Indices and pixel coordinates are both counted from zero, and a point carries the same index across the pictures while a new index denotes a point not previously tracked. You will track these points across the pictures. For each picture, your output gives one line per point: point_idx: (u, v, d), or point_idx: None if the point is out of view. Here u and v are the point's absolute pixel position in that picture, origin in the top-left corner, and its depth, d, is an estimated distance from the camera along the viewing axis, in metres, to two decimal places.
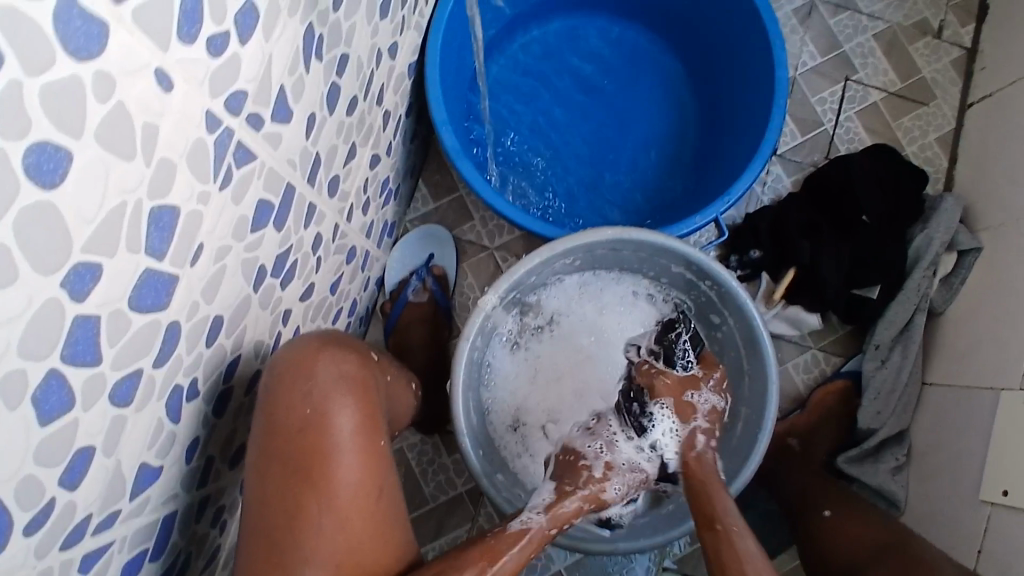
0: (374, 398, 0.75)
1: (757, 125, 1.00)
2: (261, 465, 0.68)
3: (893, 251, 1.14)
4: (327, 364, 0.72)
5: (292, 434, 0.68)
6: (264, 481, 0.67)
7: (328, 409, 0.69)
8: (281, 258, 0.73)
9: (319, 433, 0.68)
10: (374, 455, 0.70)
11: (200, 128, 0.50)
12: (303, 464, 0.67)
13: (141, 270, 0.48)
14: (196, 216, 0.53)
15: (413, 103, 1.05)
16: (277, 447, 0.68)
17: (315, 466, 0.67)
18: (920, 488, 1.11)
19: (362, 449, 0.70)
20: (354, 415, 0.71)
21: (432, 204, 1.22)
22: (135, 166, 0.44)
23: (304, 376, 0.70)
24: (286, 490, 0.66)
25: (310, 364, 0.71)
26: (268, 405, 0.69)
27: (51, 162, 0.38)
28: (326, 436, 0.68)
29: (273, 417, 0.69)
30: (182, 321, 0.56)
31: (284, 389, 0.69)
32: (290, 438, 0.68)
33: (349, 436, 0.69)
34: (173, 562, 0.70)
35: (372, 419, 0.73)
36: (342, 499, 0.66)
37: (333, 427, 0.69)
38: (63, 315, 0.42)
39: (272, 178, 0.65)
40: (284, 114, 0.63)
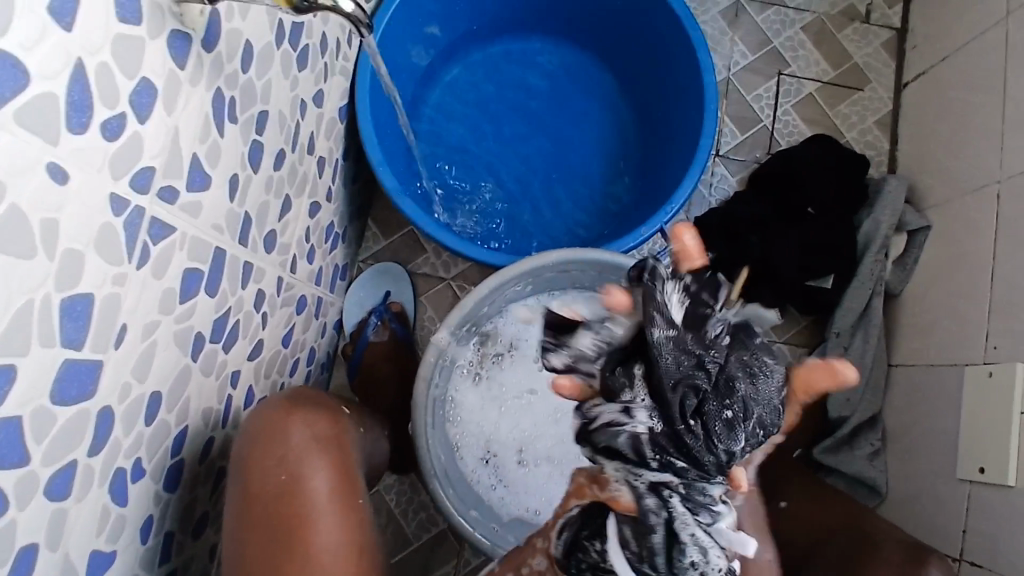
0: (349, 456, 0.76)
1: (692, 131, 1.00)
2: (237, 535, 0.67)
3: (841, 238, 1.15)
4: (297, 426, 0.73)
5: (269, 500, 0.68)
6: (241, 552, 0.66)
7: (303, 471, 0.70)
8: (220, 322, 0.72)
9: (295, 496, 0.68)
10: (352, 512, 0.71)
11: (105, 212, 0.50)
12: (282, 529, 0.67)
13: (60, 363, 0.48)
14: (113, 299, 0.52)
15: (350, 146, 1.05)
16: (254, 514, 0.68)
17: (296, 530, 0.67)
18: (899, 471, 1.12)
19: (340, 507, 0.70)
20: (330, 475, 0.71)
21: (384, 241, 1.21)
22: (37, 263, 0.44)
23: (276, 440, 0.71)
24: (266, 557, 0.66)
25: (282, 428, 0.72)
26: (242, 472, 0.69)
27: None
28: (305, 499, 0.68)
29: (248, 485, 0.69)
30: (114, 405, 0.55)
31: (258, 455, 0.70)
32: (266, 504, 0.68)
33: (326, 497, 0.70)
34: None
35: (348, 477, 0.73)
36: (325, 560, 0.66)
37: (309, 488, 0.69)
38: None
39: (197, 246, 0.64)
40: (200, 181, 0.63)
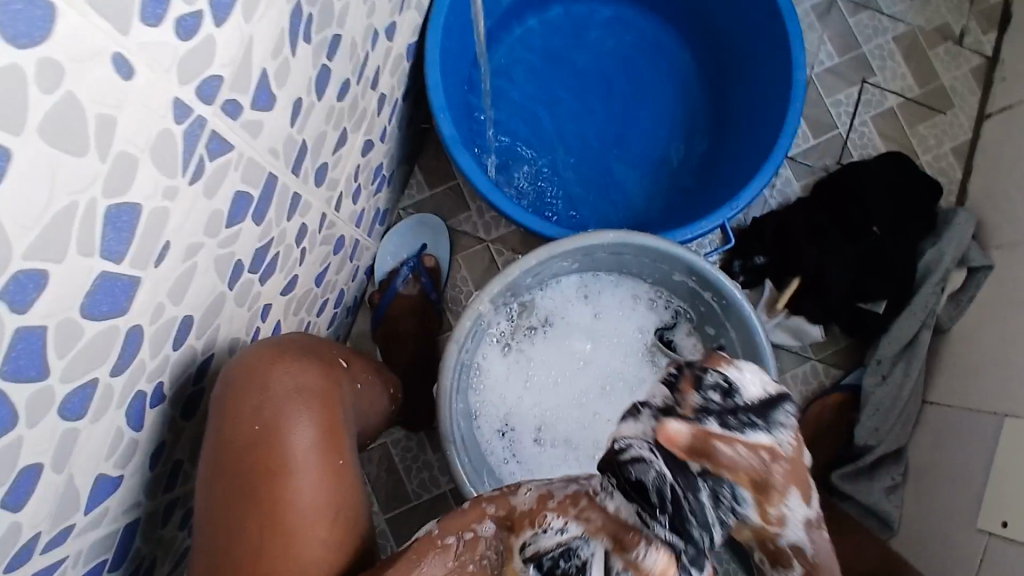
0: (338, 408, 0.69)
1: (771, 127, 0.95)
2: (208, 481, 0.63)
3: (901, 263, 1.09)
4: (281, 373, 0.66)
5: (244, 448, 0.62)
6: (210, 500, 0.62)
7: (283, 422, 0.63)
8: (261, 251, 0.69)
9: (268, 448, 0.62)
10: (332, 471, 0.64)
11: (165, 118, 0.45)
12: (250, 483, 0.61)
13: (96, 274, 0.44)
14: (161, 213, 0.48)
15: (411, 87, 1.00)
16: (227, 461, 0.62)
17: (268, 484, 0.61)
18: (914, 509, 1.08)
19: (319, 465, 0.64)
20: (311, 428, 0.65)
21: (428, 191, 1.17)
22: (87, 162, 0.40)
23: (257, 386, 0.65)
24: (237, 508, 0.61)
25: (265, 374, 0.66)
26: (220, 415, 0.64)
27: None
28: (281, 452, 0.62)
29: (224, 429, 0.64)
30: (146, 324, 0.52)
31: (234, 400, 0.64)
32: (237, 453, 0.62)
33: (304, 452, 0.63)
34: (136, 568, 0.66)
35: (333, 432, 0.66)
36: (292, 522, 0.61)
37: (285, 442, 0.63)
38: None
39: (251, 169, 0.60)
40: (265, 100, 0.58)
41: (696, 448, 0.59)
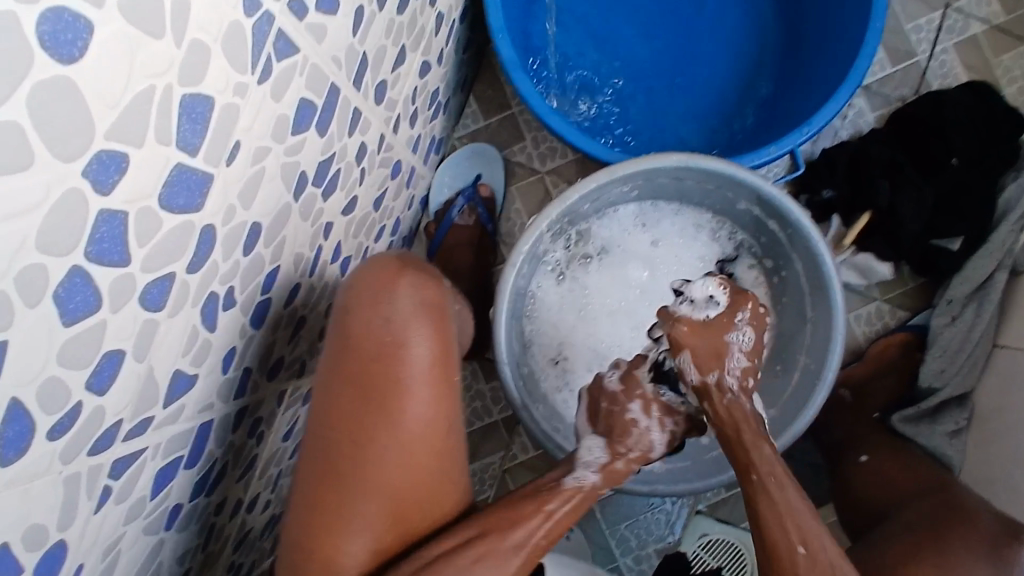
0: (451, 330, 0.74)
1: (848, 48, 0.89)
2: (331, 378, 0.68)
3: (981, 199, 1.03)
4: (412, 288, 0.71)
5: (370, 356, 0.68)
6: (333, 396, 0.68)
7: (406, 337, 0.68)
8: (323, 166, 0.69)
9: (393, 358, 0.68)
10: (446, 389, 0.70)
11: (236, 9, 0.45)
12: (374, 388, 0.67)
13: (172, 166, 0.44)
14: (232, 110, 0.48)
15: (468, 9, 0.97)
16: (354, 363, 0.68)
17: (385, 394, 0.67)
18: (979, 455, 1.03)
19: (435, 381, 0.69)
20: (432, 346, 0.70)
21: (483, 122, 1.15)
22: (163, 46, 0.40)
23: (385, 300, 0.69)
24: (358, 409, 0.67)
25: (393, 286, 0.70)
26: (345, 319, 0.69)
27: (68, 32, 0.34)
28: (401, 364, 0.68)
29: (348, 331, 0.69)
30: (218, 225, 0.53)
31: (364, 307, 0.69)
32: (364, 358, 0.68)
33: (426, 367, 0.69)
34: (209, 470, 0.69)
35: (448, 351, 0.72)
36: (411, 427, 0.67)
37: (410, 354, 0.68)
38: (85, 207, 0.38)
39: (315, 75, 0.60)
40: (329, 3, 0.57)
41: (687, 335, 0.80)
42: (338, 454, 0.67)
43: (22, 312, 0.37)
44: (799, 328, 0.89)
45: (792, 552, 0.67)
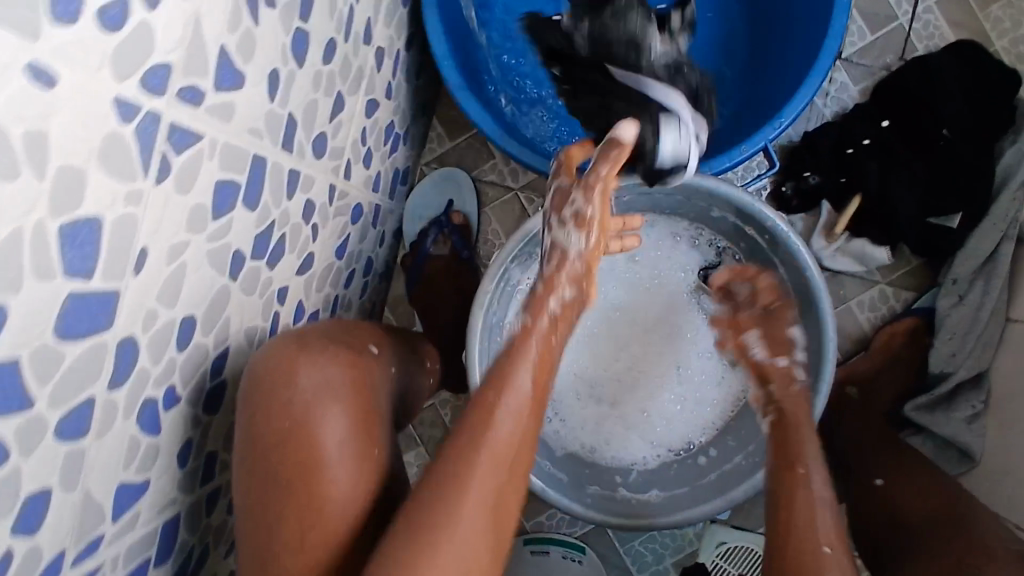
0: (368, 397, 0.69)
1: (812, 38, 0.85)
2: (245, 485, 0.62)
3: (978, 172, 0.97)
4: (315, 365, 0.66)
5: (279, 448, 0.62)
6: (250, 503, 0.62)
7: (315, 418, 0.63)
8: (262, 236, 0.66)
9: (306, 445, 0.62)
10: (369, 461, 0.65)
11: (110, 120, 0.42)
12: (292, 481, 0.62)
13: (64, 297, 0.42)
14: (130, 219, 0.46)
15: (413, 34, 0.93)
16: (264, 460, 0.62)
17: (303, 484, 0.62)
18: (999, 439, 1.00)
19: (357, 455, 0.64)
20: (345, 419, 0.65)
21: (448, 143, 1.11)
22: (23, 184, 0.37)
23: (285, 386, 0.64)
24: (278, 508, 0.61)
25: (291, 370, 0.65)
26: (247, 417, 0.63)
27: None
28: (315, 447, 0.62)
29: (252, 429, 0.63)
30: (138, 334, 0.50)
31: (263, 398, 0.63)
32: (275, 452, 0.62)
33: (342, 446, 0.63)
34: (187, 558, 0.68)
35: (365, 421, 0.67)
36: (339, 513, 0.62)
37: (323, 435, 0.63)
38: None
39: (230, 154, 0.57)
40: (232, 79, 0.54)
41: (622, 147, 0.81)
42: (270, 564, 0.61)
43: None
44: None
45: (815, 550, 0.65)
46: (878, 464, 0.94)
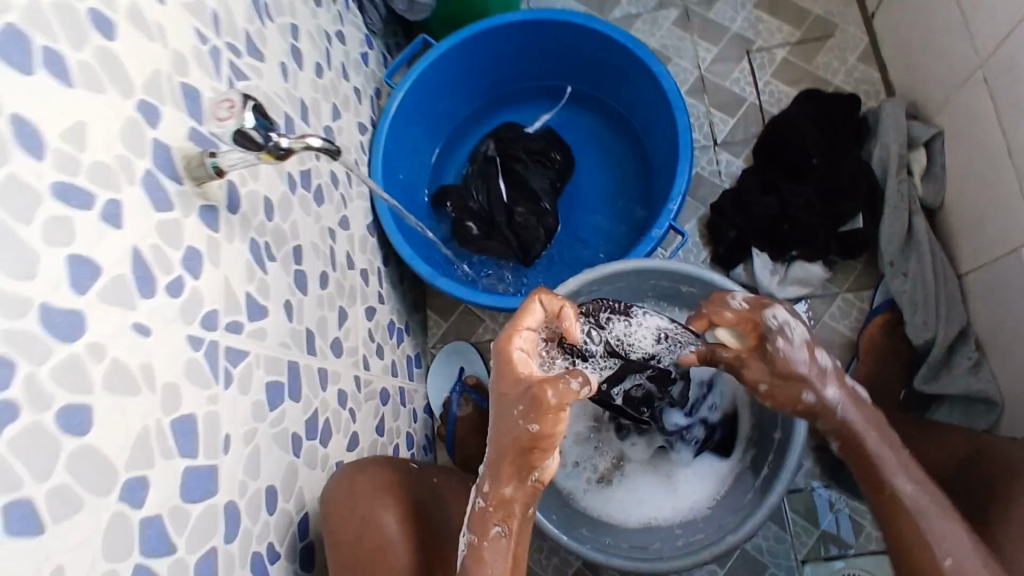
0: (407, 488, 0.83)
1: (672, 149, 1.17)
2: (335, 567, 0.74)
3: (857, 175, 1.18)
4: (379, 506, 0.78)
5: (354, 540, 0.75)
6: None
7: (376, 513, 0.77)
8: (311, 422, 0.86)
9: (374, 534, 0.76)
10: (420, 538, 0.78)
11: (188, 351, 0.64)
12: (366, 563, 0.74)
13: (182, 471, 0.62)
14: (214, 415, 0.67)
15: (386, 254, 1.21)
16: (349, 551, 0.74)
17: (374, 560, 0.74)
18: (1007, 375, 1.06)
19: (411, 536, 0.77)
20: (396, 511, 0.78)
21: (445, 323, 1.36)
22: (143, 398, 0.58)
23: (349, 493, 0.77)
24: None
25: (350, 487, 0.78)
26: (329, 523, 0.75)
27: (4, 417, 0.45)
28: (375, 531, 0.76)
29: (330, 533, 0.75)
30: (237, 500, 0.69)
31: (335, 510, 0.76)
32: (353, 540, 0.75)
33: (399, 531, 0.77)
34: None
35: (411, 512, 0.80)
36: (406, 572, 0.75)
37: (383, 526, 0.77)
38: (41, 547, 0.48)
39: (272, 363, 0.79)
40: (261, 311, 0.78)
41: (532, 212, 1.25)
42: None
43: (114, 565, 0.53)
44: None
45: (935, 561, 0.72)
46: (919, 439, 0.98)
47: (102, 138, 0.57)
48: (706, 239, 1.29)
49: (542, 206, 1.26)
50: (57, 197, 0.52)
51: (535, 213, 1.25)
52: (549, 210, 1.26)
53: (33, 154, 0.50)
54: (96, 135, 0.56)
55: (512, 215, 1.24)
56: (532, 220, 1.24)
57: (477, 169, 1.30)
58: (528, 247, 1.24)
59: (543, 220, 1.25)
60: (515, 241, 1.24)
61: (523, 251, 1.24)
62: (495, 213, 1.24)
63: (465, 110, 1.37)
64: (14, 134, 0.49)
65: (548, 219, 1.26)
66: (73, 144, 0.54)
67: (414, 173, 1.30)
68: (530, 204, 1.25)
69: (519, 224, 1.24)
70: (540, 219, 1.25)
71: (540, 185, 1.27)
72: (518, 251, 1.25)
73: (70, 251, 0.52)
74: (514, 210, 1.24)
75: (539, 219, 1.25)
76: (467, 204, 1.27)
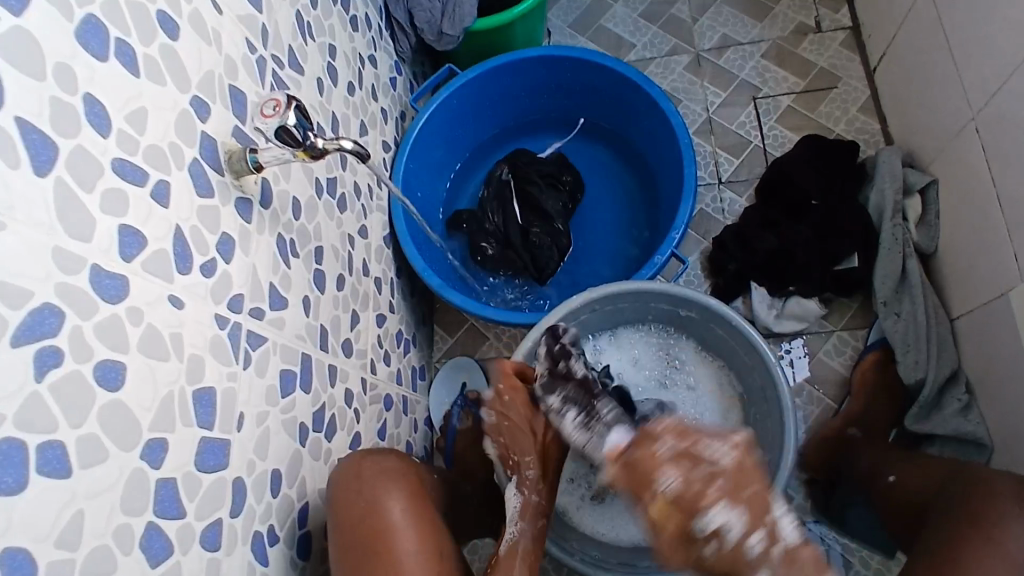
0: (416, 485, 0.85)
1: (678, 182, 1.22)
2: (339, 553, 0.75)
3: (854, 216, 1.23)
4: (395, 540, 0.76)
5: (357, 521, 0.77)
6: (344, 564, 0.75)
7: (381, 499, 0.79)
8: (318, 414, 0.89)
9: (377, 517, 0.77)
10: (425, 526, 0.79)
11: (213, 327, 0.68)
12: (370, 544, 0.75)
13: (199, 439, 0.65)
14: (231, 391, 0.70)
15: (399, 267, 1.26)
16: (352, 531, 0.76)
17: (378, 543, 0.75)
18: (995, 417, 1.09)
19: (415, 522, 0.79)
20: (402, 499, 0.80)
21: (450, 339, 1.40)
22: (170, 364, 0.62)
23: (356, 477, 0.80)
24: (368, 564, 0.74)
25: (358, 470, 0.81)
26: (335, 506, 0.78)
27: (49, 362, 0.49)
28: (380, 515, 0.77)
29: (337, 516, 0.77)
30: (245, 477, 0.71)
31: (341, 493, 0.79)
32: (356, 522, 0.76)
33: (403, 516, 0.78)
34: None
35: (418, 503, 0.82)
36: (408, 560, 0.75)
37: (387, 510, 0.78)
38: (69, 491, 0.50)
39: (287, 352, 0.83)
40: (280, 302, 0.82)
41: (543, 234, 1.30)
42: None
43: (133, 517, 0.56)
44: (755, 380, 1.04)
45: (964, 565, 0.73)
46: (895, 462, 1.00)
47: (158, 126, 0.64)
48: (707, 271, 1.34)
49: (553, 229, 1.31)
50: (116, 172, 0.58)
51: (543, 234, 1.29)
52: (559, 233, 1.31)
53: (99, 131, 0.56)
54: (154, 123, 0.63)
55: (523, 237, 1.29)
56: (542, 241, 1.28)
57: (492, 190, 1.35)
58: (541, 267, 1.29)
59: (555, 242, 1.30)
60: (526, 260, 1.29)
61: (535, 270, 1.29)
62: (507, 233, 1.30)
63: (484, 136, 1.43)
64: (85, 112, 0.55)
65: (559, 242, 1.30)
66: (134, 127, 0.60)
67: (431, 193, 1.36)
68: (542, 226, 1.30)
69: (530, 244, 1.28)
70: (550, 240, 1.29)
71: (553, 209, 1.31)
72: (532, 269, 1.29)
73: (123, 220, 0.58)
74: (526, 231, 1.29)
75: (550, 241, 1.29)
76: (481, 223, 1.32)
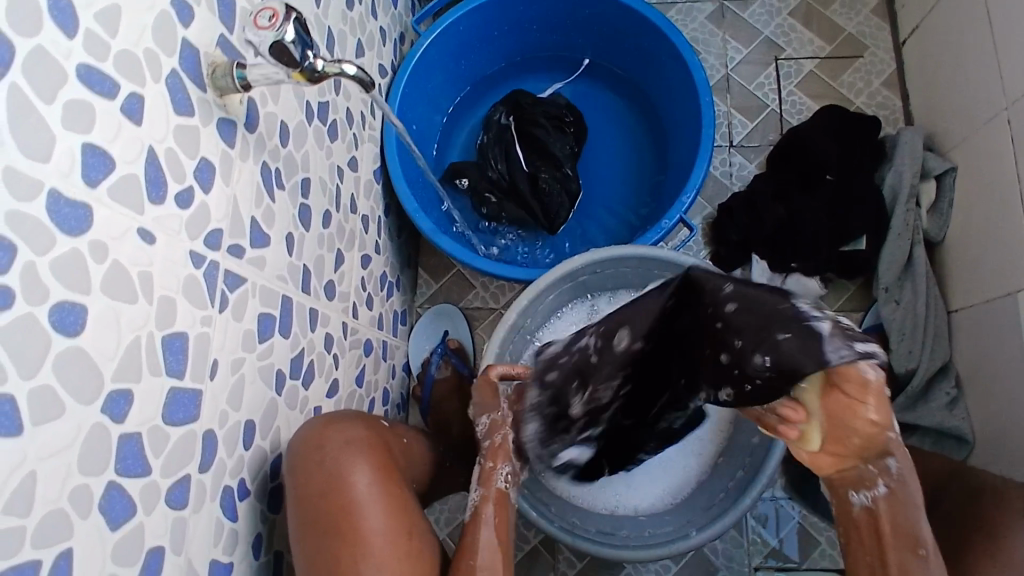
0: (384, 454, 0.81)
1: (693, 141, 1.15)
2: (301, 529, 0.72)
3: (867, 197, 1.18)
4: (370, 558, 0.70)
5: (319, 496, 0.72)
6: (306, 542, 0.71)
7: (346, 470, 0.75)
8: (296, 360, 0.83)
9: (340, 491, 0.73)
10: (394, 501, 0.76)
11: (187, 266, 0.61)
12: (332, 520, 0.71)
13: (167, 390, 0.58)
14: (204, 337, 0.63)
15: (387, 204, 1.18)
16: (316, 507, 0.72)
17: (341, 519, 0.71)
18: (981, 414, 1.09)
19: (382, 496, 0.75)
20: (368, 470, 0.76)
21: (435, 284, 1.34)
22: (138, 306, 0.55)
23: (318, 448, 0.76)
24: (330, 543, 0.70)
25: (320, 439, 0.77)
26: (296, 479, 0.74)
27: None
28: (344, 489, 0.73)
29: (298, 489, 0.74)
30: (216, 429, 0.66)
31: (301, 464, 0.75)
32: (318, 496, 0.72)
33: (370, 489, 0.74)
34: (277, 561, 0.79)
35: (386, 474, 0.78)
36: (374, 539, 0.71)
37: (352, 482, 0.74)
38: (19, 451, 0.44)
39: (266, 294, 0.76)
40: (262, 239, 0.75)
41: (549, 181, 1.22)
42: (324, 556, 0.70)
43: (90, 478, 0.50)
44: None
45: None
46: None
47: (133, 28, 0.54)
48: (709, 238, 1.29)
49: (560, 175, 1.24)
50: (82, 81, 0.49)
51: (548, 182, 1.22)
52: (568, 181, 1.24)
53: (65, 31, 0.47)
54: (129, 25, 0.54)
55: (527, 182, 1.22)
56: (548, 189, 1.22)
57: (494, 130, 1.27)
58: (551, 215, 1.22)
59: (562, 189, 1.23)
60: (533, 207, 1.22)
61: (545, 218, 1.22)
62: (513, 176, 1.23)
63: (488, 71, 1.33)
64: (48, 6, 0.46)
65: (566, 190, 1.24)
66: (104, 28, 0.51)
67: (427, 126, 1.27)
68: (547, 172, 1.23)
69: (535, 192, 1.22)
70: (556, 188, 1.22)
71: (558, 156, 1.24)
72: (543, 219, 1.23)
73: (88, 138, 0.50)
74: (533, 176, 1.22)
75: (557, 189, 1.23)
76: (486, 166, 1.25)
